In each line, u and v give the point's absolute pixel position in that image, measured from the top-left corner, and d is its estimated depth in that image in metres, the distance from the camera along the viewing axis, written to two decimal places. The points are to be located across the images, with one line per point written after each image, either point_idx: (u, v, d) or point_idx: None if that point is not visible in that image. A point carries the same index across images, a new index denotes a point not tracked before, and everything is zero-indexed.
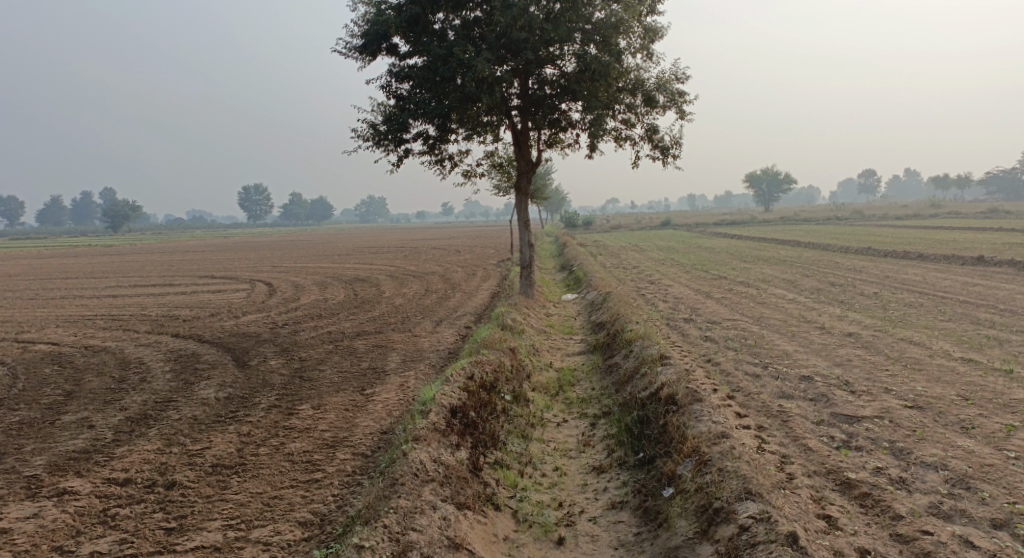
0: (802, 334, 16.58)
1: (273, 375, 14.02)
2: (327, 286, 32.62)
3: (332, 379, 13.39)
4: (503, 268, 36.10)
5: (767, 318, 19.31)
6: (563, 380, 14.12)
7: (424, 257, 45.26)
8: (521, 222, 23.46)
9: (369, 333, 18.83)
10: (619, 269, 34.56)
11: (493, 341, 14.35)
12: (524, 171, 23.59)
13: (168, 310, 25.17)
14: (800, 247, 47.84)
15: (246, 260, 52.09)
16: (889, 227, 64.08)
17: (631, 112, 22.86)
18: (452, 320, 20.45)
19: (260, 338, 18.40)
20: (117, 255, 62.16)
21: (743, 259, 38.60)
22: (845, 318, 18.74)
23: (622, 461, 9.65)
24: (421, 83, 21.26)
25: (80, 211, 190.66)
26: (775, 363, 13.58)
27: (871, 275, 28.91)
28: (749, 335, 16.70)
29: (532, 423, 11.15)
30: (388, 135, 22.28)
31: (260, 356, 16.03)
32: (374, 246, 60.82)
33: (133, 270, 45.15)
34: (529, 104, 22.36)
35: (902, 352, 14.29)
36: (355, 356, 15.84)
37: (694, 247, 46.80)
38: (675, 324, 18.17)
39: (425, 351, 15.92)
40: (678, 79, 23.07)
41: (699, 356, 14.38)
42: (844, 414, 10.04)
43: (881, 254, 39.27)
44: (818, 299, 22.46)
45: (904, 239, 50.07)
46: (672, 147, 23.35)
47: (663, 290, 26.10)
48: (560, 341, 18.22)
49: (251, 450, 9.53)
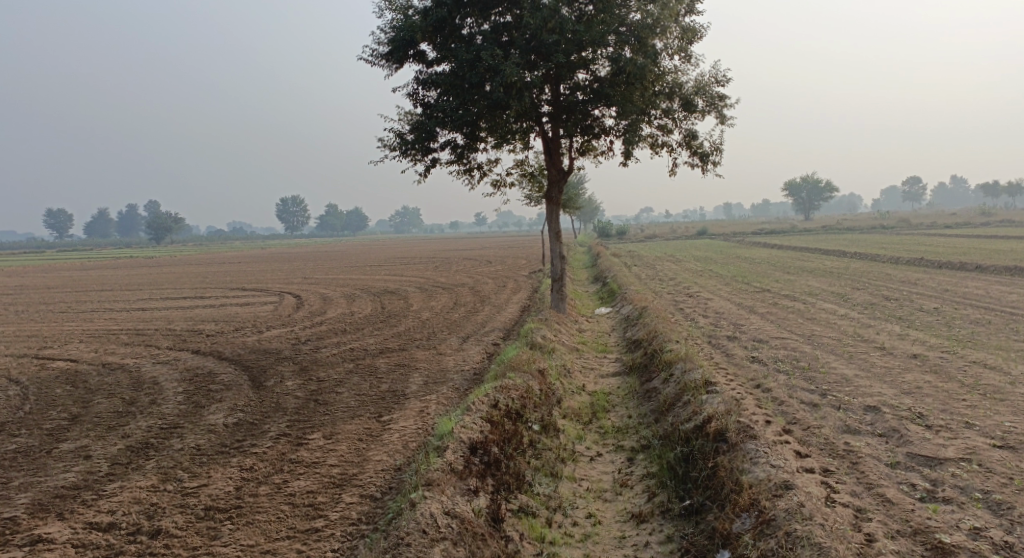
0: (861, 356, 15.26)
1: (288, 396, 13.07)
2: (356, 299, 31.74)
3: (349, 403, 12.39)
4: (536, 280, 35.01)
5: (819, 336, 18.05)
6: (598, 406, 12.99)
7: (456, 268, 44.27)
8: (553, 233, 22.39)
9: (394, 351, 17.88)
10: (657, 281, 33.26)
11: (520, 363, 13.26)
12: (556, 180, 22.52)
13: (192, 324, 24.43)
14: (847, 258, 46.14)
15: (278, 271, 51.62)
16: (937, 237, 61.94)
17: (669, 118, 21.66)
18: (480, 337, 19.41)
19: (280, 355, 17.50)
20: (151, 266, 62.11)
21: (786, 271, 37.04)
22: (905, 338, 17.37)
23: (665, 509, 8.52)
24: (448, 90, 20.33)
25: (122, 222, 193.67)
26: (833, 391, 12.33)
27: (926, 289, 27.32)
28: (801, 355, 15.43)
29: (563, 457, 10.07)
30: (416, 144, 21.39)
31: (277, 376, 15.09)
32: (407, 257, 60.14)
33: (163, 282, 44.73)
34: (561, 111, 21.32)
35: (977, 380, 12.95)
36: (376, 377, 14.83)
37: (734, 257, 45.42)
38: (719, 342, 16.93)
39: (449, 373, 14.88)
40: (718, 82, 21.84)
41: (747, 380, 13.18)
42: (922, 456, 8.82)
43: (933, 266, 37.42)
44: (872, 316, 21.04)
45: (956, 249, 48.02)
46: (712, 154, 22.10)
47: (703, 304, 24.90)
48: (594, 361, 17.07)
49: (251, 489, 8.61)
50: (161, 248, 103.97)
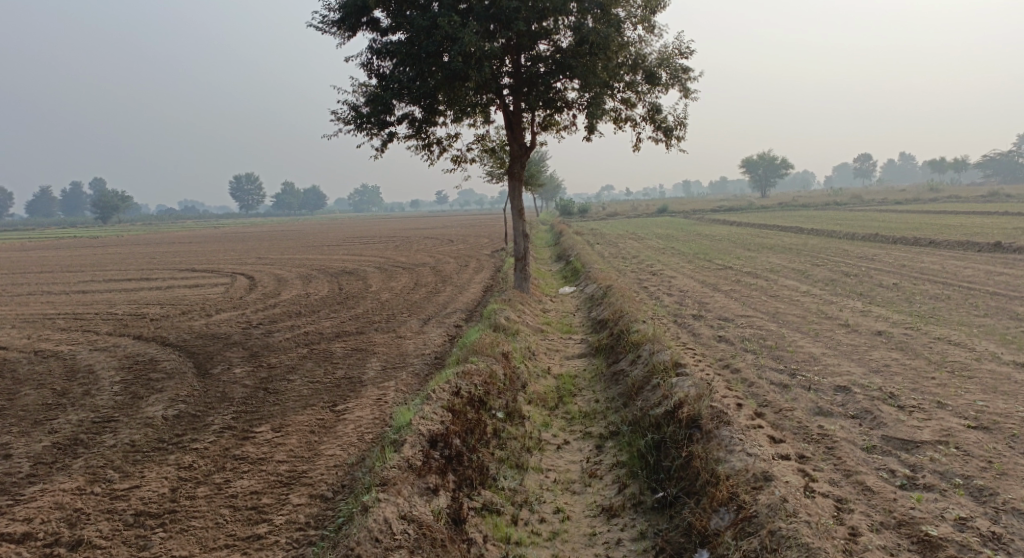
0: (827, 333, 15.01)
1: (235, 384, 12.39)
2: (311, 280, 30.82)
3: (302, 391, 11.79)
4: (497, 259, 34.39)
5: (783, 313, 17.83)
6: (563, 391, 12.54)
7: (415, 247, 43.40)
8: (514, 211, 21.84)
9: (350, 335, 17.24)
10: (619, 259, 32.91)
11: (482, 347, 12.72)
12: (517, 155, 21.91)
13: (137, 307, 23.37)
14: (805, 233, 46.37)
15: (231, 252, 50.21)
16: (891, 212, 62.84)
17: (632, 91, 21.17)
18: (440, 319, 18.82)
19: (229, 340, 16.71)
20: (98, 247, 59.88)
21: (747, 247, 36.99)
22: (870, 314, 17.19)
23: (638, 502, 8.24)
24: (404, 60, 19.57)
25: (68, 202, 187.58)
26: (803, 370, 12.02)
27: (885, 264, 27.36)
28: (768, 334, 15.13)
29: (528, 447, 9.63)
30: (371, 117, 20.59)
31: (225, 363, 14.35)
32: (365, 236, 59.01)
33: (109, 263, 43.10)
34: (522, 83, 20.70)
35: (944, 356, 12.75)
36: (331, 362, 14.18)
37: (695, 234, 45.34)
38: (684, 321, 16.58)
39: (408, 357, 14.28)
40: (681, 54, 21.39)
41: (715, 361, 12.83)
42: (899, 439, 8.53)
43: (889, 241, 37.67)
44: (835, 292, 20.89)
45: (910, 224, 48.56)
46: (676, 128, 21.71)
47: (667, 282, 24.61)
48: (558, 342, 16.58)
49: (187, 491, 8.17)
50: (110, 229, 100.85)
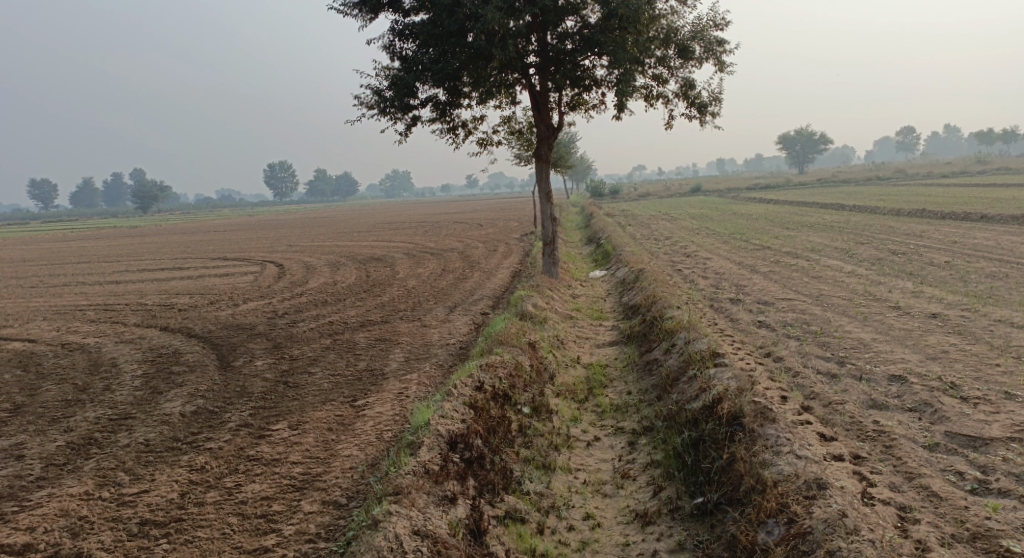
0: (876, 317, 14.13)
1: (255, 378, 11.94)
2: (340, 267, 30.47)
3: (322, 385, 11.30)
4: (528, 243, 33.71)
5: (827, 295, 16.96)
6: (594, 382, 11.90)
7: (446, 232, 42.89)
8: (543, 194, 21.14)
9: (375, 324, 16.75)
10: (653, 241, 32.03)
11: (508, 337, 12.11)
12: (545, 137, 21.18)
13: (165, 298, 23.17)
14: (846, 210, 44.91)
15: (262, 239, 50.13)
16: (934, 187, 60.78)
17: (664, 66, 20.27)
18: (468, 306, 18.25)
19: (253, 331, 16.33)
20: (133, 237, 60.32)
21: (785, 226, 35.81)
22: (920, 295, 16.23)
23: (675, 508, 7.65)
24: (427, 41, 18.91)
25: (108, 193, 190.50)
26: (852, 358, 11.23)
27: (933, 242, 26.15)
28: (811, 318, 14.29)
29: (556, 445, 9.05)
30: (394, 101, 20.00)
31: (246, 355, 13.96)
32: (395, 221, 58.59)
33: (142, 253, 43.25)
34: (549, 62, 19.96)
35: (1006, 341, 11.85)
36: (353, 354, 13.69)
37: (731, 214, 44.13)
38: (722, 306, 15.80)
39: (433, 348, 13.73)
40: (716, 26, 20.43)
41: (756, 349, 12.08)
42: (965, 436, 7.82)
43: (935, 217, 36.22)
44: (881, 272, 19.88)
45: (957, 199, 46.78)
46: (711, 104, 20.81)
47: (703, 264, 23.76)
48: (590, 329, 15.92)
49: (196, 496, 7.77)
50: (148, 219, 102.03)
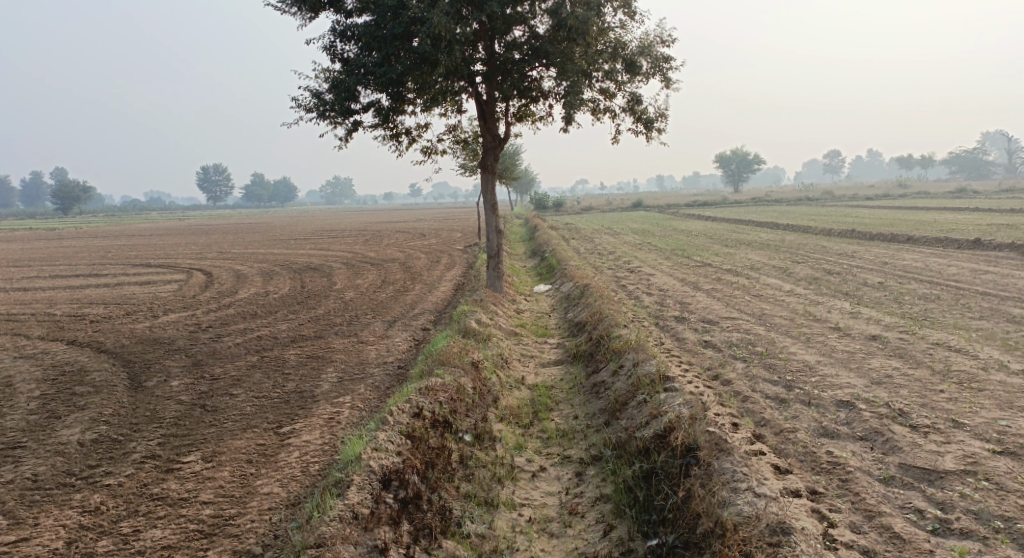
0: (819, 338, 14.00)
1: (169, 401, 11.45)
2: (273, 277, 29.42)
3: (244, 408, 10.81)
4: (469, 255, 33.17)
5: (770, 314, 16.90)
6: (539, 405, 11.44)
7: (384, 242, 41.97)
8: (487, 206, 20.68)
9: (307, 339, 16.06)
10: (595, 255, 31.79)
11: (449, 357, 11.55)
12: (490, 147, 20.73)
13: (81, 308, 21.89)
14: (781, 229, 45.64)
15: (192, 245, 48.33)
16: (863, 208, 62.47)
17: (611, 81, 20.07)
18: (407, 321, 17.64)
19: (173, 347, 15.53)
20: (52, 240, 57.39)
21: (724, 243, 36.04)
22: (860, 316, 16.24)
23: (628, 549, 7.49)
24: (368, 44, 18.31)
25: (27, 194, 182.19)
26: (799, 382, 11.00)
27: (867, 262, 26.53)
28: (756, 339, 14.10)
29: (499, 477, 8.72)
30: (335, 105, 19.24)
31: (161, 376, 13.22)
32: (332, 230, 57.23)
33: (60, 258, 41.05)
34: (496, 71, 19.49)
35: (948, 365, 11.79)
36: (282, 372, 12.99)
37: (671, 230, 44.39)
38: (667, 324, 15.52)
39: (368, 367, 13.11)
40: (664, 43, 20.35)
41: (704, 371, 11.79)
42: (920, 468, 7.69)
43: (866, 237, 36.95)
44: (820, 292, 19.94)
45: (885, 220, 48.02)
46: (657, 120, 20.69)
47: (646, 281, 23.62)
48: (534, 347, 15.45)
49: (87, 544, 7.52)
50: (72, 221, 97.78)
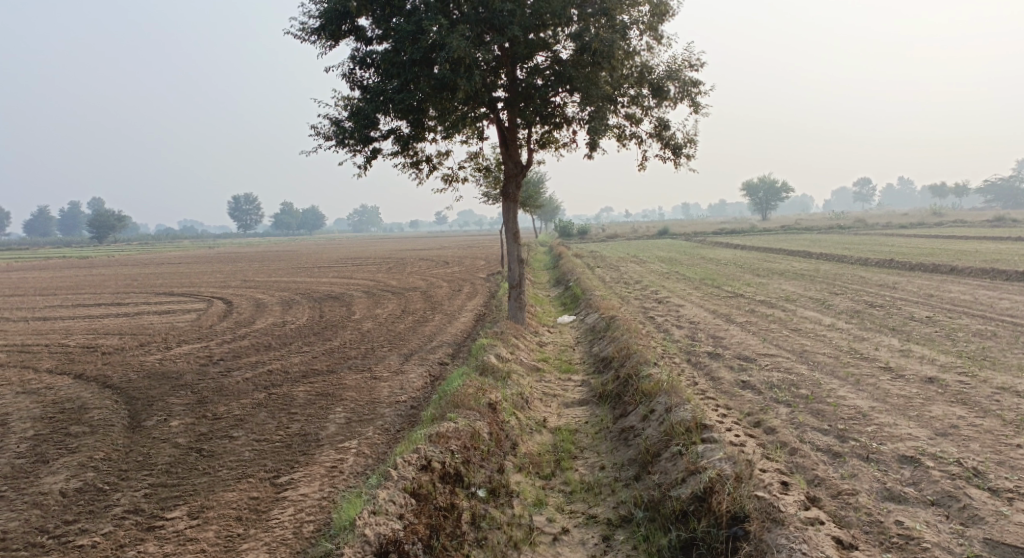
0: (868, 380, 12.85)
1: (165, 444, 10.49)
2: (292, 306, 28.72)
3: (243, 453, 9.86)
4: (492, 284, 32.28)
5: (811, 351, 15.77)
6: (562, 453, 10.41)
7: (408, 270, 41.22)
8: (510, 234, 19.78)
9: (319, 374, 15.21)
10: (621, 285, 30.71)
11: (464, 399, 10.58)
12: (512, 174, 19.87)
13: (92, 339, 21.26)
14: (814, 259, 44.24)
15: (215, 273, 47.95)
16: (898, 237, 60.68)
17: (637, 106, 19.20)
18: (424, 355, 16.72)
19: (179, 382, 14.75)
20: (79, 268, 57.42)
21: (755, 273, 34.81)
22: (911, 355, 15.02)
23: None
24: (387, 70, 17.66)
25: (63, 221, 185.10)
26: (853, 432, 9.87)
27: (909, 294, 25.20)
28: (799, 380, 12.97)
29: (516, 541, 7.95)
30: (354, 132, 18.55)
31: (162, 413, 12.38)
32: (356, 257, 56.64)
33: (82, 286, 40.71)
34: (518, 96, 18.68)
35: (1019, 414, 10.60)
36: (288, 413, 12.02)
37: (700, 258, 43.17)
38: (701, 362, 14.46)
39: (379, 407, 12.11)
40: (692, 66, 19.46)
41: (744, 418, 10.70)
42: (1009, 546, 6.99)
43: (905, 268, 35.50)
44: (863, 327, 18.72)
45: (922, 250, 46.41)
46: (686, 146, 19.76)
47: (675, 312, 22.56)
48: (557, 386, 14.42)
49: None
50: (103, 248, 98.48)
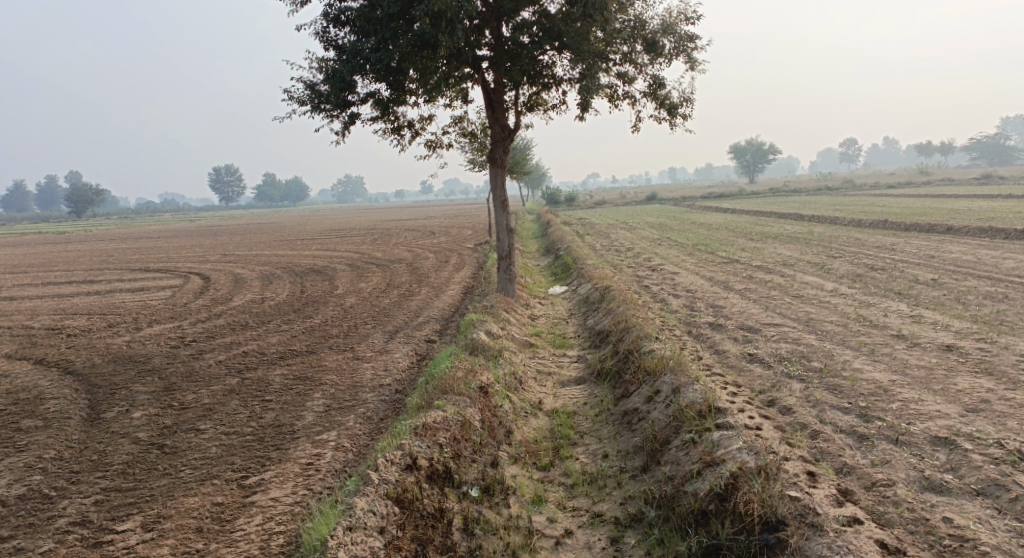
0: (884, 350, 12.05)
1: (123, 440, 9.61)
2: (272, 281, 27.67)
3: (208, 449, 9.03)
4: (479, 254, 31.31)
5: (818, 319, 14.96)
6: (560, 440, 9.58)
7: (393, 242, 40.10)
8: (496, 202, 18.82)
9: (298, 355, 14.32)
10: (612, 252, 29.82)
11: (452, 384, 9.71)
12: (499, 139, 18.83)
13: (61, 320, 20.23)
14: (806, 221, 43.46)
15: (194, 248, 46.61)
16: (888, 197, 60.04)
17: (630, 63, 18.12)
18: (409, 332, 15.82)
19: (148, 367, 13.81)
20: (56, 244, 55.86)
21: (748, 237, 33.99)
22: (924, 321, 14.23)
23: None
24: (363, 28, 16.54)
25: (42, 197, 181.79)
26: (877, 411, 9.08)
27: (910, 256, 24.43)
28: (811, 352, 12.16)
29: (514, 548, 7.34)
30: (331, 96, 17.43)
31: (126, 402, 11.48)
32: (340, 229, 55.33)
33: (56, 264, 39.38)
34: (503, 55, 17.56)
35: None
36: (261, 400, 11.12)
37: (690, 223, 42.28)
38: (703, 335, 13.64)
39: (360, 392, 11.23)
40: (687, 19, 18.37)
41: (756, 397, 9.88)
42: None
43: (901, 229, 34.77)
44: (868, 292, 17.92)
45: (913, 209, 45.75)
46: (682, 105, 18.76)
47: (670, 280, 21.71)
48: (551, 362, 13.54)
49: None
50: (82, 224, 96.55)
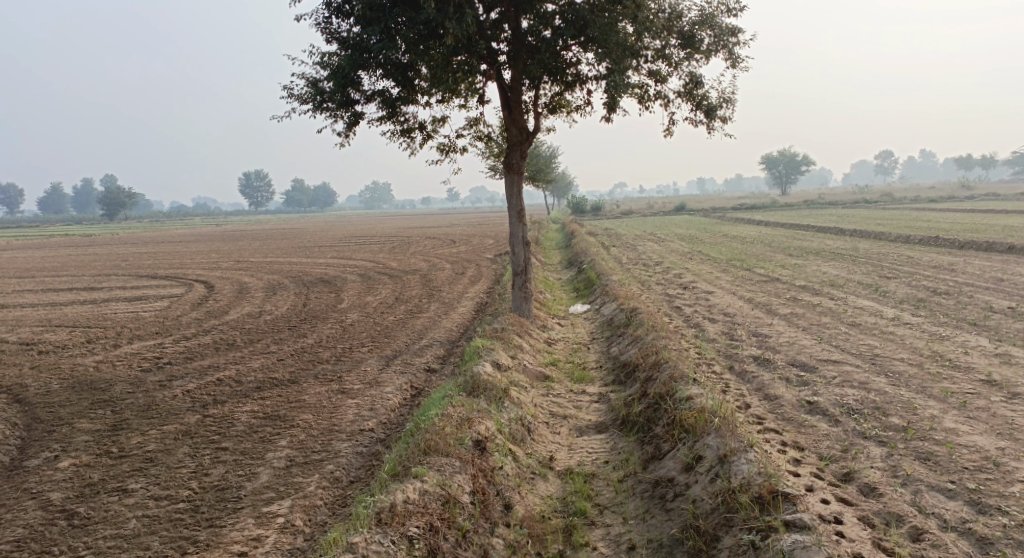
0: (978, 403, 9.82)
1: (32, 501, 7.78)
2: (277, 291, 25.75)
3: (125, 524, 7.23)
4: (499, 267, 29.29)
5: (885, 356, 12.70)
6: (573, 517, 7.53)
7: (411, 251, 38.08)
8: (513, 213, 16.82)
9: (277, 384, 12.39)
10: (641, 267, 27.61)
11: (437, 444, 7.71)
12: (517, 142, 16.76)
13: (38, 333, 18.48)
14: (849, 236, 40.83)
15: (208, 253, 44.92)
16: (933, 211, 57.20)
17: (664, 59, 16.04)
18: (409, 359, 13.78)
19: (102, 397, 11.90)
20: (73, 246, 54.52)
21: (789, 253, 31.51)
22: (1014, 363, 11.90)
23: None
24: (366, 17, 14.56)
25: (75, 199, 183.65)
26: (993, 497, 7.01)
27: (975, 278, 21.89)
28: (886, 400, 9.96)
29: None
30: (334, 94, 15.44)
31: (59, 445, 9.61)
32: (361, 235, 53.62)
33: (60, 268, 37.72)
34: (522, 49, 15.52)
35: None
36: (215, 447, 9.17)
37: (724, 236, 39.91)
38: (749, 376, 11.48)
39: (334, 441, 9.20)
40: (730, 11, 16.20)
41: (827, 467, 7.78)
42: None
43: (954, 247, 32.16)
44: (935, 322, 15.54)
45: (964, 225, 42.84)
46: (722, 106, 16.62)
47: (705, 301, 19.52)
48: (567, 402, 11.42)
49: None
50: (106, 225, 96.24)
